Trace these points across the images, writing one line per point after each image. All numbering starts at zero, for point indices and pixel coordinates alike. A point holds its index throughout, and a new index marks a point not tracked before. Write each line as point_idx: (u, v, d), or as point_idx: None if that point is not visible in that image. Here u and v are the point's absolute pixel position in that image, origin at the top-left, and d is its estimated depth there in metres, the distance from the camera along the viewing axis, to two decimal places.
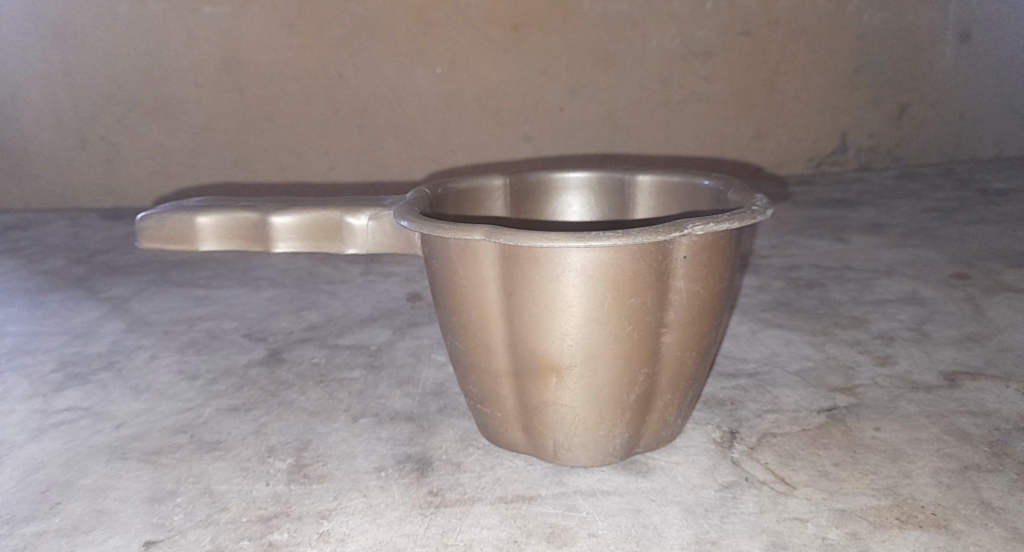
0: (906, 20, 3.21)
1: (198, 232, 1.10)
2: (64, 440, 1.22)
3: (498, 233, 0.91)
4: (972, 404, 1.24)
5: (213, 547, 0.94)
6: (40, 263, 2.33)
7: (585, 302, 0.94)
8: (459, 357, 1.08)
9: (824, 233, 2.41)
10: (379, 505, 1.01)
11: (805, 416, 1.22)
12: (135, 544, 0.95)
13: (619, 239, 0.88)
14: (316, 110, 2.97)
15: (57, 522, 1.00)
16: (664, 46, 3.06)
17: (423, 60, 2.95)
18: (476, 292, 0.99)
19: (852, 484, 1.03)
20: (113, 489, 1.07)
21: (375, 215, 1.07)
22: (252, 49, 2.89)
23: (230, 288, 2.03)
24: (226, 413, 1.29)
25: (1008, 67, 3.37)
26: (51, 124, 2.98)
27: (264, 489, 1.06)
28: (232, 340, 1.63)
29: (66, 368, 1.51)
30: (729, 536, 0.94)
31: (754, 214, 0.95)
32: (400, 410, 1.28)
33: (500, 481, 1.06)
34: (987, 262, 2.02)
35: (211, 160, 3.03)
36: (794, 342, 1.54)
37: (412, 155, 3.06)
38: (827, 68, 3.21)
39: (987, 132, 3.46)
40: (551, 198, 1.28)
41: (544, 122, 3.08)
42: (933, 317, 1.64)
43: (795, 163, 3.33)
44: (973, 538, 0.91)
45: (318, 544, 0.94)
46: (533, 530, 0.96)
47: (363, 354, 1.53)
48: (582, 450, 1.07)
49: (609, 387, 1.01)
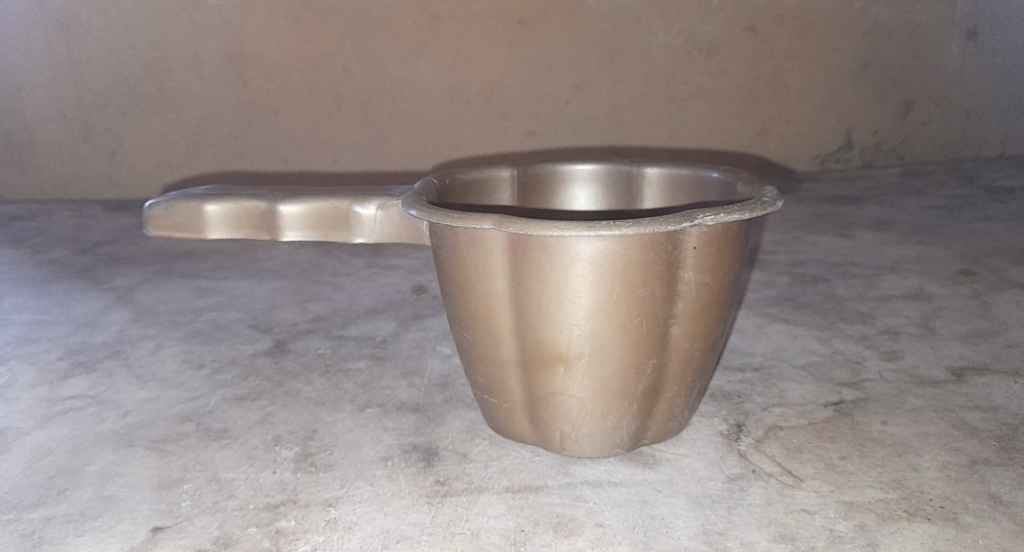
0: (912, 18, 3.21)
1: (205, 220, 1.09)
2: (69, 427, 1.22)
3: (507, 223, 0.90)
4: (979, 400, 1.24)
5: (220, 534, 0.94)
6: (45, 253, 2.33)
7: (594, 293, 0.94)
8: (467, 347, 1.08)
9: (829, 229, 2.41)
10: (386, 494, 1.01)
11: (811, 410, 1.22)
12: (141, 530, 0.95)
13: (629, 229, 0.88)
14: (320, 103, 2.97)
15: (64, 509, 1.00)
16: (668, 41, 3.06)
17: (428, 54, 2.94)
18: (483, 282, 0.99)
19: (858, 477, 1.03)
20: (119, 476, 1.07)
21: (383, 204, 1.07)
22: (256, 42, 2.89)
23: (234, 279, 2.03)
24: (232, 402, 1.28)
25: (1013, 65, 3.37)
26: (53, 115, 2.98)
27: (271, 477, 1.06)
28: (237, 330, 1.63)
29: (70, 357, 1.51)
30: (736, 527, 0.94)
31: (763, 205, 0.95)
32: (406, 401, 1.28)
33: (506, 472, 1.06)
34: (994, 259, 2.02)
35: (214, 152, 3.03)
36: (800, 337, 1.53)
37: (416, 149, 3.06)
38: (832, 66, 3.21)
39: (991, 130, 3.46)
40: (558, 190, 1.28)
41: (548, 118, 3.08)
42: (939, 314, 1.64)
43: (800, 159, 3.32)
44: (982, 531, 0.91)
45: (326, 532, 0.94)
46: (539, 520, 0.95)
47: (368, 345, 1.53)
48: (589, 441, 1.06)
49: (616, 378, 1.00)
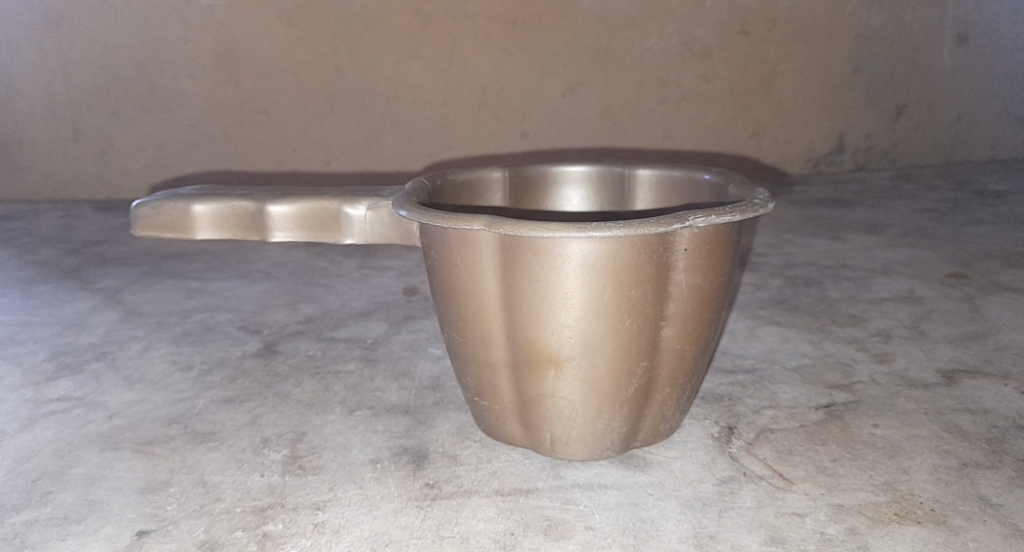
0: (904, 21, 3.22)
1: (193, 220, 1.08)
2: (55, 429, 1.21)
3: (498, 223, 0.90)
4: (969, 402, 1.24)
5: (206, 538, 0.93)
6: (32, 254, 2.31)
7: (586, 294, 0.93)
8: (457, 349, 1.07)
9: (821, 232, 2.41)
10: (375, 497, 1.00)
11: (803, 413, 1.21)
12: (127, 534, 0.94)
13: (621, 230, 0.87)
14: (313, 103, 2.96)
15: (48, 512, 0.99)
16: (662, 44, 3.06)
17: (422, 56, 2.94)
18: (475, 282, 0.98)
19: (849, 480, 1.03)
20: (105, 479, 1.06)
21: (373, 205, 1.06)
22: (250, 42, 2.88)
23: (224, 280, 2.02)
24: (220, 405, 1.27)
25: (1004, 69, 3.38)
26: (44, 115, 2.96)
27: (258, 480, 1.05)
28: (227, 331, 1.62)
29: (57, 358, 1.50)
30: (727, 531, 0.93)
31: (755, 206, 0.94)
32: (397, 403, 1.27)
33: (497, 474, 1.05)
34: (985, 262, 2.02)
35: (206, 152, 3.01)
36: (792, 339, 1.53)
37: (409, 150, 3.05)
38: (824, 69, 3.21)
39: (983, 133, 3.47)
40: (551, 191, 1.28)
41: (542, 119, 3.07)
42: (930, 316, 1.64)
43: (792, 161, 3.32)
44: (972, 534, 0.91)
45: (313, 536, 0.93)
46: (529, 523, 0.95)
47: (359, 346, 1.52)
48: (581, 444, 1.06)
49: (607, 380, 1.00)
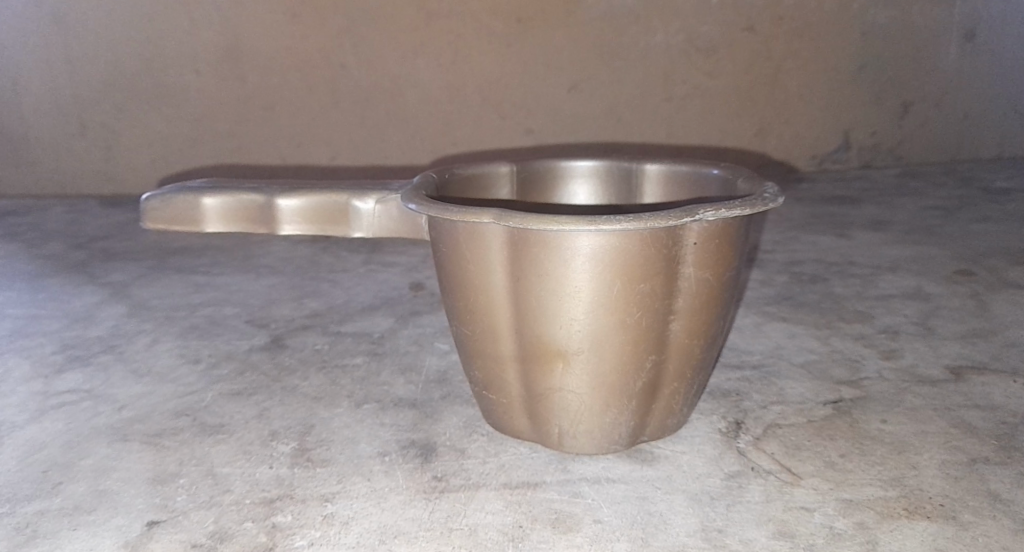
0: (910, 19, 3.21)
1: (202, 213, 1.09)
2: (64, 421, 1.21)
3: (506, 217, 0.90)
4: (978, 399, 1.23)
5: (216, 529, 0.93)
6: (39, 248, 2.31)
7: (594, 288, 0.93)
8: (464, 343, 1.08)
9: (827, 229, 2.40)
10: (382, 490, 1.00)
11: (810, 408, 1.21)
12: (136, 525, 0.94)
13: (630, 224, 0.87)
14: (318, 100, 2.96)
15: (57, 503, 0.99)
16: (667, 41, 3.05)
17: (426, 53, 2.94)
18: (483, 277, 0.98)
19: (857, 475, 1.03)
20: (114, 471, 1.06)
21: (381, 199, 1.06)
22: (255, 39, 2.88)
23: (229, 275, 2.02)
24: (228, 398, 1.28)
25: (1012, 67, 3.36)
26: (50, 110, 2.97)
27: (266, 472, 1.05)
28: (233, 325, 1.62)
29: (65, 351, 1.50)
30: (734, 524, 0.93)
31: (765, 201, 0.94)
32: (404, 397, 1.27)
33: (504, 468, 1.05)
34: (992, 260, 2.01)
35: (211, 148, 3.02)
36: (798, 335, 1.53)
37: (414, 145, 3.05)
38: (830, 67, 3.21)
39: (990, 131, 3.45)
40: (558, 186, 1.27)
41: (547, 115, 3.07)
42: (937, 313, 1.64)
43: (797, 159, 3.32)
44: (980, 529, 0.91)
45: (322, 527, 0.93)
46: (536, 516, 0.95)
47: (366, 341, 1.52)
48: (587, 438, 1.06)
49: (615, 374, 1.00)
